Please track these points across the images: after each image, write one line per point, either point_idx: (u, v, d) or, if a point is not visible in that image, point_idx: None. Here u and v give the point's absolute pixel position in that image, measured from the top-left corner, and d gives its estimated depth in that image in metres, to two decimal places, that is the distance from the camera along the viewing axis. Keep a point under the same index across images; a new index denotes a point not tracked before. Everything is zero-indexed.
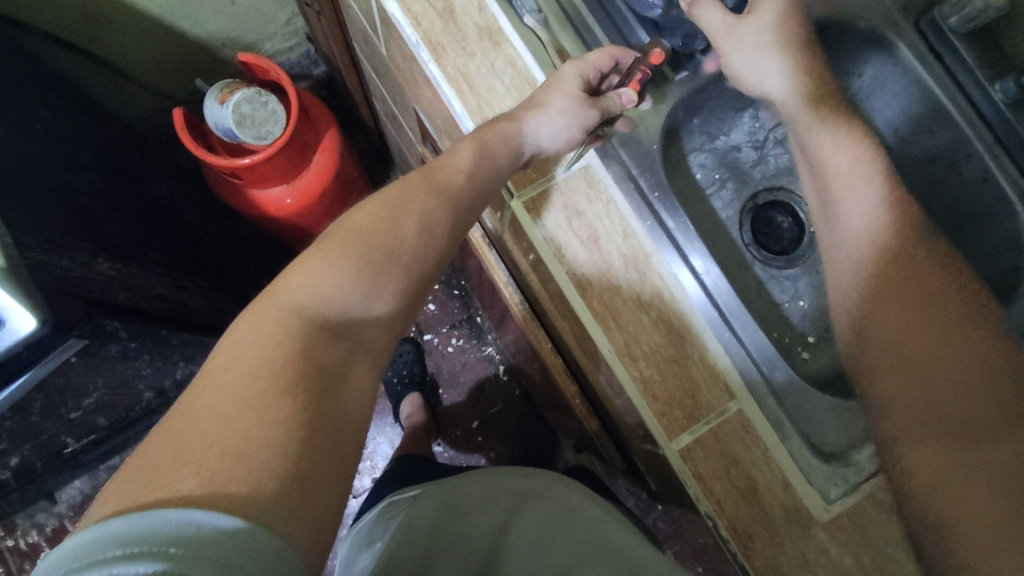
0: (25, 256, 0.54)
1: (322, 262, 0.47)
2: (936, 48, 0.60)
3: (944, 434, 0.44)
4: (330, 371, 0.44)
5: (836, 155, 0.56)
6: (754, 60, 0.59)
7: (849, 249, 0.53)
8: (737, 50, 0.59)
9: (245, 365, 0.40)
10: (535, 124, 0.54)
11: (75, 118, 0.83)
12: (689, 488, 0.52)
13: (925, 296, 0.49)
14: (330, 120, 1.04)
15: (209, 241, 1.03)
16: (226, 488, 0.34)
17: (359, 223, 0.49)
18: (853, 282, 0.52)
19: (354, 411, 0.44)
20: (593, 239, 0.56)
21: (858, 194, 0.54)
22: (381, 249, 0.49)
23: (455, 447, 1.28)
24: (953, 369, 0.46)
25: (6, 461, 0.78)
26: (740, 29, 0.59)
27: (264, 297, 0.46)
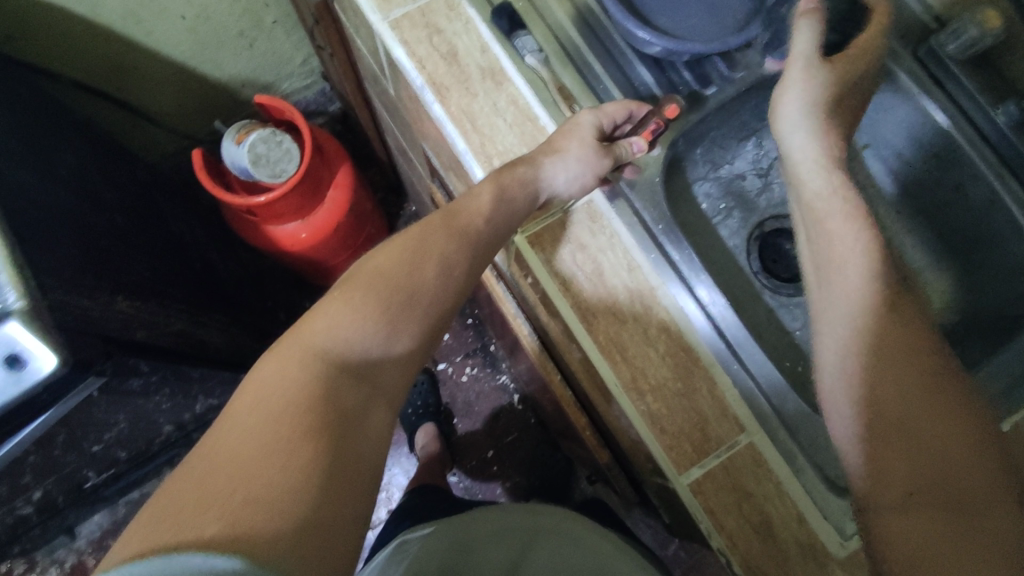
0: (49, 299, 0.56)
1: (345, 305, 0.48)
2: (935, 73, 0.60)
3: (938, 513, 0.41)
4: (350, 415, 0.44)
5: (839, 215, 0.50)
6: (794, 118, 0.53)
7: (836, 307, 0.48)
8: (798, 93, 0.53)
9: (269, 407, 0.41)
10: (552, 169, 0.55)
11: (100, 162, 0.87)
12: (700, 524, 0.51)
13: (915, 361, 0.44)
14: (344, 157, 1.06)
15: (226, 275, 1.06)
16: (249, 532, 0.35)
17: (381, 266, 0.51)
18: (842, 344, 0.47)
19: (370, 451, 0.44)
20: (597, 273, 0.56)
21: (849, 249, 0.48)
22: (402, 291, 0.50)
23: (471, 476, 1.28)
24: (947, 442, 0.42)
25: (30, 497, 0.79)
26: (812, 79, 0.52)
27: (290, 336, 0.47)
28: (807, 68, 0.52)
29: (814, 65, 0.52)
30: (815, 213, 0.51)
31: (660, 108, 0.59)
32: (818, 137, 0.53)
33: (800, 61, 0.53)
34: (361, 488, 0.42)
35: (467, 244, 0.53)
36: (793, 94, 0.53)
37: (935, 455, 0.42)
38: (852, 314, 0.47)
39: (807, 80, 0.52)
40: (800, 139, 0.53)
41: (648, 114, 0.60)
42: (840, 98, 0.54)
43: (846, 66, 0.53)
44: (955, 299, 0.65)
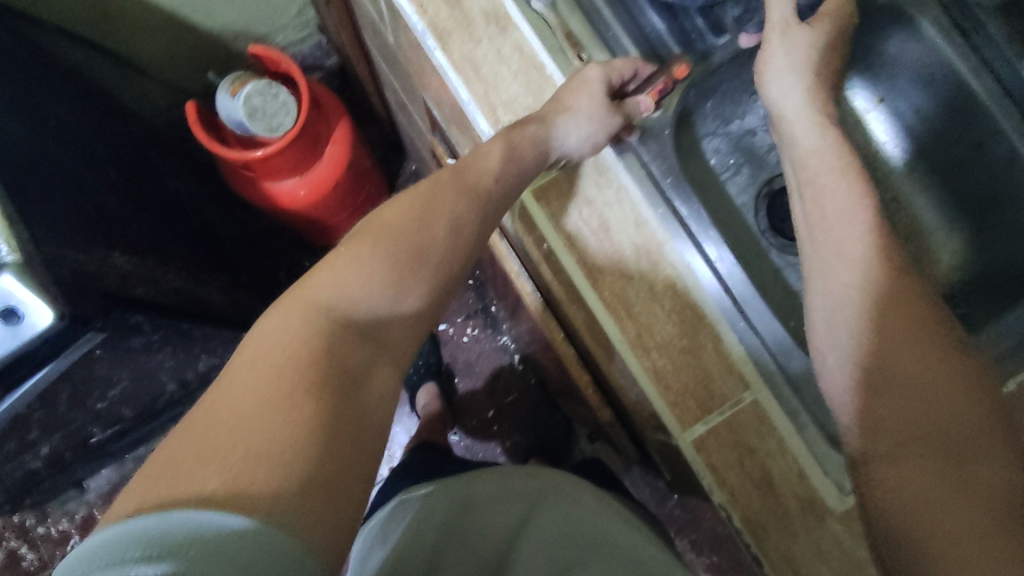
0: (44, 251, 0.54)
1: (352, 260, 0.47)
2: (963, 25, 0.58)
3: (928, 463, 0.41)
4: (354, 372, 0.44)
5: (830, 167, 0.51)
6: (778, 76, 0.55)
7: (832, 264, 0.47)
8: (782, 53, 0.54)
9: (272, 362, 0.40)
10: (564, 128, 0.54)
11: (91, 114, 0.85)
12: (702, 479, 0.52)
13: (911, 320, 0.44)
14: (342, 112, 1.03)
15: (224, 233, 1.05)
16: (248, 490, 0.34)
17: (387, 223, 0.49)
18: (838, 303, 0.46)
19: (375, 409, 0.44)
20: (603, 227, 0.55)
21: (846, 210, 0.48)
22: (407, 246, 0.49)
23: (472, 435, 1.29)
24: (939, 392, 0.42)
25: (36, 452, 0.80)
26: (796, 35, 0.54)
27: (294, 292, 0.46)
28: (783, 30, 0.54)
29: (790, 26, 0.54)
30: (809, 169, 0.52)
31: (668, 67, 0.57)
32: (808, 94, 0.54)
33: (778, 25, 0.55)
34: (367, 443, 0.42)
35: (475, 204, 0.52)
36: (779, 52, 0.55)
37: (932, 412, 0.42)
38: (848, 267, 0.46)
39: (785, 42, 0.54)
40: (789, 100, 0.55)
41: (656, 73, 0.57)
42: (824, 60, 0.55)
43: (830, 22, 0.55)
44: (967, 258, 0.64)
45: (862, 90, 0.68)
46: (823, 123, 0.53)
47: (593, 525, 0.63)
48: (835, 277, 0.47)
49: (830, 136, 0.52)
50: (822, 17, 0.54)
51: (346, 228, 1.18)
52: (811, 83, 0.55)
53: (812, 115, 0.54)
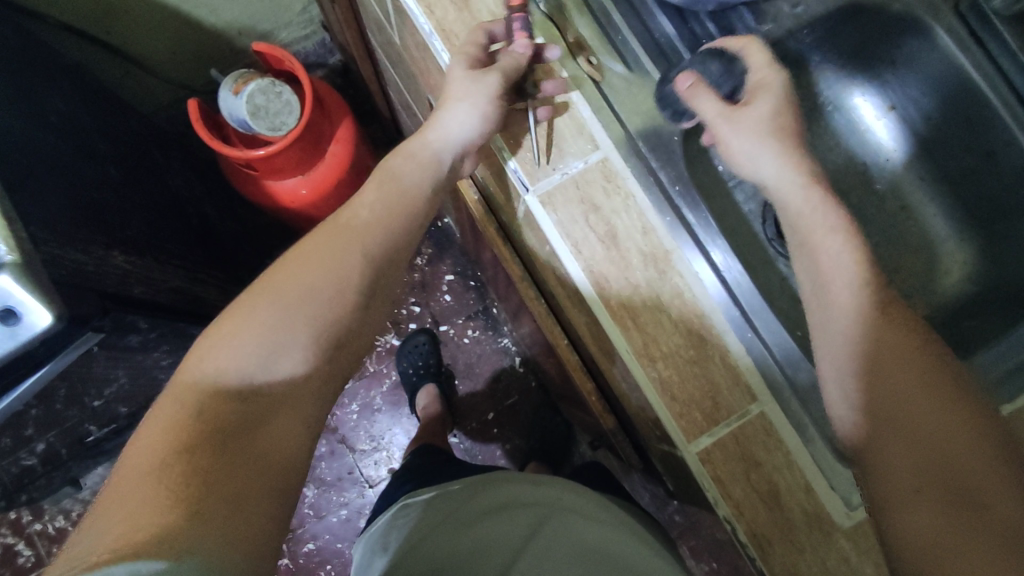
0: (42, 251, 0.54)
1: (238, 321, 0.46)
2: (978, 32, 0.57)
3: (939, 504, 0.40)
4: (250, 417, 0.42)
5: (812, 216, 0.50)
6: (748, 146, 0.53)
7: (830, 315, 0.48)
8: (734, 136, 0.53)
9: (155, 432, 0.39)
10: (447, 125, 0.55)
11: (92, 110, 0.84)
12: (707, 491, 0.51)
13: (913, 363, 0.44)
14: (345, 110, 1.02)
15: (224, 232, 1.04)
16: (134, 541, 0.33)
17: (293, 273, 0.48)
18: (838, 351, 0.47)
19: (281, 447, 0.43)
20: (610, 235, 0.54)
21: (834, 260, 0.48)
22: (307, 294, 0.47)
23: (471, 438, 1.28)
24: (943, 431, 0.41)
25: (31, 449, 0.79)
26: (742, 115, 0.53)
27: (174, 377, 0.44)
28: (726, 118, 0.53)
29: (728, 113, 0.53)
30: (798, 224, 0.51)
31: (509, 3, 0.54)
32: (781, 154, 0.52)
33: (719, 115, 0.53)
34: (269, 484, 0.41)
35: None
36: (733, 138, 0.53)
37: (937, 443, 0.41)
38: (847, 317, 0.46)
39: (735, 127, 0.53)
40: (764, 166, 0.53)
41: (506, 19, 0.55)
42: (785, 120, 0.54)
43: (767, 95, 0.54)
44: (976, 269, 0.63)
45: (872, 96, 0.67)
46: (807, 177, 0.52)
47: (598, 532, 0.62)
48: (836, 329, 0.47)
49: (815, 194, 0.51)
50: (755, 95, 0.54)
51: None
52: (785, 149, 0.53)
53: (795, 173, 0.52)
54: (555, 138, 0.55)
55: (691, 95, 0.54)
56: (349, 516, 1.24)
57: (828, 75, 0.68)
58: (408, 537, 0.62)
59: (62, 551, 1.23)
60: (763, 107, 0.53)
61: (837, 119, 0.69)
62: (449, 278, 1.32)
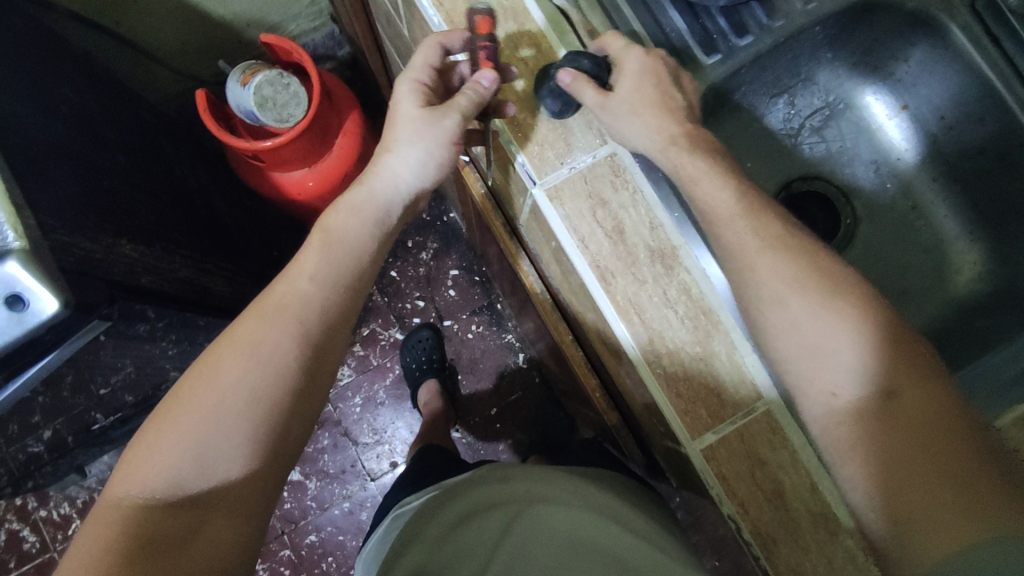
0: (51, 238, 0.54)
1: (162, 431, 0.47)
2: (993, 29, 0.57)
3: (939, 483, 0.40)
4: (180, 531, 0.44)
5: (725, 202, 0.49)
6: (630, 126, 0.52)
7: (807, 307, 0.46)
8: (619, 124, 0.52)
9: (86, 560, 0.41)
10: (392, 166, 0.57)
11: (101, 100, 0.84)
12: (711, 489, 0.51)
13: (892, 348, 0.44)
14: (353, 103, 1.02)
15: (231, 223, 1.04)
16: None
17: (209, 379, 0.48)
18: (820, 343, 0.45)
19: (213, 557, 0.45)
20: (617, 230, 0.53)
21: (785, 249, 0.48)
22: (227, 399, 0.47)
23: (474, 432, 1.28)
24: (930, 413, 0.42)
25: (38, 436, 0.80)
26: (613, 103, 0.52)
27: (102, 494, 0.46)
28: (602, 106, 0.51)
29: (605, 100, 0.51)
30: (710, 214, 0.50)
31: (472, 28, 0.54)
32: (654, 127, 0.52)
33: (597, 106, 0.51)
34: None
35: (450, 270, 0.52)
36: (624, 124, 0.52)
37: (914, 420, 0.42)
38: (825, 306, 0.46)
39: (618, 112, 0.52)
40: (641, 143, 0.52)
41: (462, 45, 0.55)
42: (645, 92, 0.53)
43: (626, 78, 0.53)
44: (988, 272, 0.63)
45: (883, 96, 0.67)
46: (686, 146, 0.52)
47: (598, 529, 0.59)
48: (819, 319, 0.46)
49: (691, 161, 0.51)
50: (618, 79, 0.53)
51: None
52: (653, 120, 0.52)
53: (668, 150, 0.52)
54: (564, 132, 0.55)
55: (574, 82, 0.51)
56: (351, 509, 1.25)
57: (840, 73, 0.67)
58: (409, 539, 0.62)
59: (67, 538, 1.24)
60: (629, 90, 0.53)
61: (847, 118, 0.68)
62: (455, 273, 1.32)
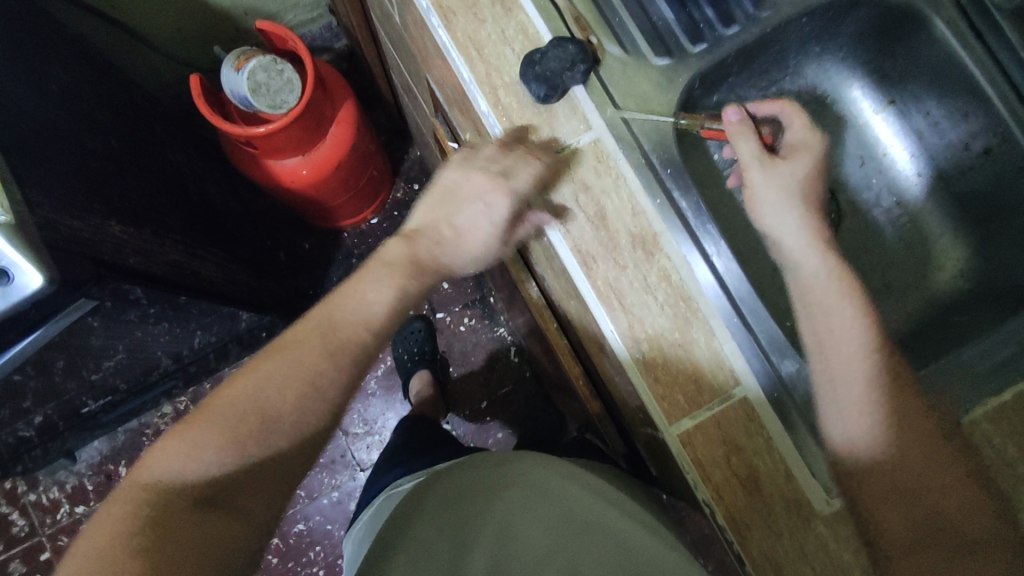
0: (36, 215, 0.54)
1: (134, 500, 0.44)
2: (978, 25, 0.57)
3: (940, 553, 0.44)
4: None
5: (829, 292, 0.50)
6: (771, 201, 0.54)
7: (842, 380, 0.48)
8: (764, 186, 0.55)
9: None
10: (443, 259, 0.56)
11: (96, 85, 0.84)
12: (687, 474, 0.51)
13: (915, 427, 0.47)
14: (347, 92, 1.03)
15: (224, 211, 1.05)
16: None
17: (183, 441, 0.46)
18: (853, 412, 0.47)
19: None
20: (599, 215, 0.53)
21: (843, 329, 0.49)
22: (212, 448, 0.46)
23: (463, 425, 1.28)
24: (942, 488, 0.45)
25: (28, 419, 0.80)
26: (776, 170, 0.55)
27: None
28: (761, 167, 0.55)
29: (766, 161, 0.55)
30: (807, 292, 0.51)
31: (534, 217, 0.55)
32: (800, 219, 0.54)
33: (754, 162, 0.55)
34: None
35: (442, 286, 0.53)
36: (764, 189, 0.55)
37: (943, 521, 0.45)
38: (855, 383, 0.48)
39: (764, 176, 0.55)
40: (783, 222, 0.54)
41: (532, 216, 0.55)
42: (812, 189, 0.55)
43: (806, 157, 0.56)
44: (970, 267, 0.63)
45: (869, 92, 0.67)
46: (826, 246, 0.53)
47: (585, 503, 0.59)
48: (847, 393, 0.48)
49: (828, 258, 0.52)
50: (795, 153, 0.56)
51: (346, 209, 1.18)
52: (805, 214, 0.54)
53: (812, 242, 0.52)
54: (547, 117, 0.55)
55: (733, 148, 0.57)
56: (339, 499, 1.25)
57: (829, 68, 0.67)
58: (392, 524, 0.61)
59: (56, 522, 1.24)
60: (797, 172, 0.55)
61: (835, 113, 0.69)
62: None
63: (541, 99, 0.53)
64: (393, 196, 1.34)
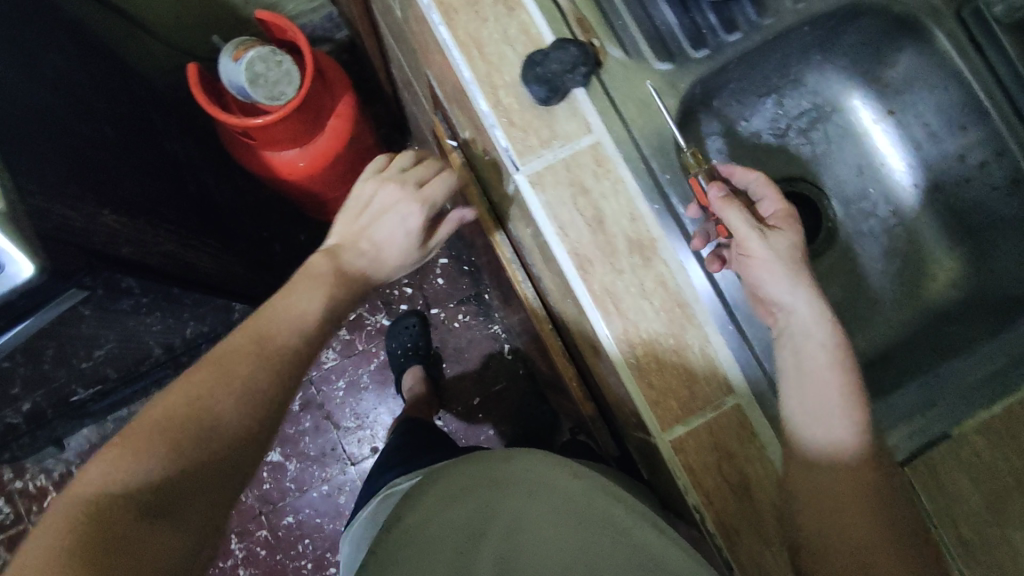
0: (28, 204, 0.53)
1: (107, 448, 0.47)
2: (978, 38, 0.58)
3: None
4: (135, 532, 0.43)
5: (813, 340, 0.50)
6: (772, 272, 0.51)
7: (822, 418, 0.49)
8: (764, 264, 0.51)
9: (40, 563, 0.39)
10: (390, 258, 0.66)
11: (91, 71, 0.83)
12: (678, 480, 0.51)
13: (882, 495, 0.48)
14: (346, 85, 1.02)
15: (220, 202, 1.05)
16: None
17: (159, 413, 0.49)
18: (824, 449, 0.48)
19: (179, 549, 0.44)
20: (598, 220, 0.53)
21: (820, 375, 0.49)
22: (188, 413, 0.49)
23: (456, 421, 1.29)
24: (888, 555, 0.47)
25: (17, 407, 0.79)
26: (772, 245, 0.52)
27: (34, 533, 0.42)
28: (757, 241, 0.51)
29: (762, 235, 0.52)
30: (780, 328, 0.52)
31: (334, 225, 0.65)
32: (811, 296, 0.51)
33: (750, 233, 0.51)
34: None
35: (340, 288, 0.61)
36: (764, 263, 0.51)
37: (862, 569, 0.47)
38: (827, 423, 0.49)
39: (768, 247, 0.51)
40: (787, 298, 0.51)
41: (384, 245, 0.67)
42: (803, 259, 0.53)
43: (795, 232, 0.53)
44: (965, 278, 0.63)
45: (869, 102, 0.67)
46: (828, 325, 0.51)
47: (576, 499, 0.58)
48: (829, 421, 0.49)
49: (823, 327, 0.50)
50: (785, 224, 0.53)
51: (343, 202, 1.17)
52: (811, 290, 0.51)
53: (816, 313, 0.50)
54: (547, 118, 0.54)
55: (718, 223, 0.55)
56: (330, 492, 1.25)
57: (829, 76, 0.67)
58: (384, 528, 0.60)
59: (43, 510, 1.23)
60: (791, 245, 0.52)
61: (833, 122, 0.68)
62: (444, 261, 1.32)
63: (542, 101, 0.53)
64: None
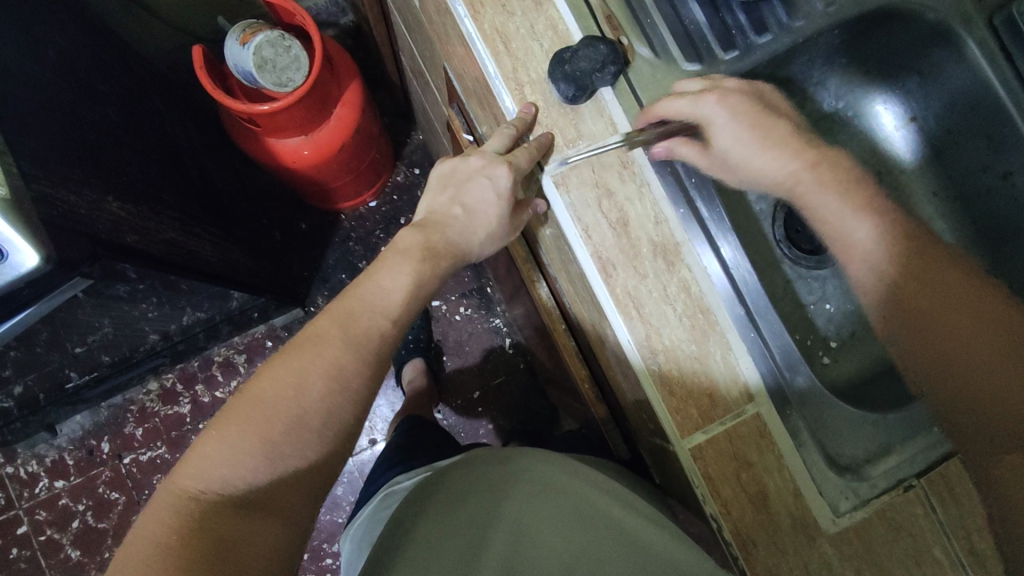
0: (33, 189, 0.52)
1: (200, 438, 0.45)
2: (1009, 47, 0.56)
3: (952, 402, 0.51)
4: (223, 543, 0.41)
5: (816, 192, 0.55)
6: (739, 155, 0.54)
7: (861, 264, 0.54)
8: (732, 161, 0.55)
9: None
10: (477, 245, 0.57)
11: (93, 48, 0.81)
12: (697, 488, 0.50)
13: (947, 286, 0.51)
14: (353, 72, 1.00)
15: (222, 188, 1.03)
16: None
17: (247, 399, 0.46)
18: (870, 283, 0.54)
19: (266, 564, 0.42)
20: (622, 222, 0.52)
21: (842, 221, 0.55)
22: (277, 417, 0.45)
23: (456, 415, 1.28)
24: (967, 340, 0.50)
25: (9, 391, 0.77)
26: (711, 151, 0.54)
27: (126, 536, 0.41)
28: (709, 162, 0.54)
29: (707, 156, 0.54)
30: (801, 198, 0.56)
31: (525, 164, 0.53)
32: (760, 147, 0.54)
33: (694, 164, 0.54)
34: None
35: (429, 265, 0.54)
36: (735, 159, 0.54)
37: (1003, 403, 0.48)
38: (872, 261, 0.54)
39: (706, 158, 0.54)
40: (768, 172, 0.55)
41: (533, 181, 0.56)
42: (742, 108, 0.53)
43: (708, 123, 0.53)
44: None
45: (892, 105, 0.67)
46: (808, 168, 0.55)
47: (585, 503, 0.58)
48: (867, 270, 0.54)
49: (803, 174, 0.54)
50: (700, 123, 0.53)
51: (346, 190, 1.15)
52: (765, 144, 0.54)
53: (790, 171, 0.55)
54: (573, 117, 0.54)
55: (669, 156, 0.53)
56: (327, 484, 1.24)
57: (853, 81, 0.67)
58: (393, 529, 0.60)
59: (33, 496, 1.21)
60: (723, 125, 0.53)
61: (854, 126, 0.68)
62: None
63: (570, 99, 0.52)
64: (393, 179, 1.31)
